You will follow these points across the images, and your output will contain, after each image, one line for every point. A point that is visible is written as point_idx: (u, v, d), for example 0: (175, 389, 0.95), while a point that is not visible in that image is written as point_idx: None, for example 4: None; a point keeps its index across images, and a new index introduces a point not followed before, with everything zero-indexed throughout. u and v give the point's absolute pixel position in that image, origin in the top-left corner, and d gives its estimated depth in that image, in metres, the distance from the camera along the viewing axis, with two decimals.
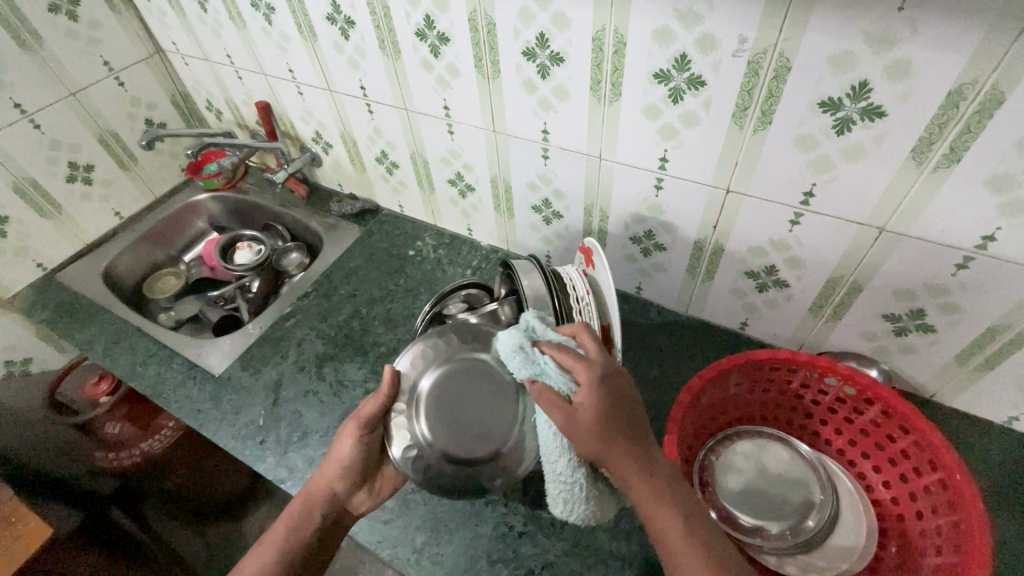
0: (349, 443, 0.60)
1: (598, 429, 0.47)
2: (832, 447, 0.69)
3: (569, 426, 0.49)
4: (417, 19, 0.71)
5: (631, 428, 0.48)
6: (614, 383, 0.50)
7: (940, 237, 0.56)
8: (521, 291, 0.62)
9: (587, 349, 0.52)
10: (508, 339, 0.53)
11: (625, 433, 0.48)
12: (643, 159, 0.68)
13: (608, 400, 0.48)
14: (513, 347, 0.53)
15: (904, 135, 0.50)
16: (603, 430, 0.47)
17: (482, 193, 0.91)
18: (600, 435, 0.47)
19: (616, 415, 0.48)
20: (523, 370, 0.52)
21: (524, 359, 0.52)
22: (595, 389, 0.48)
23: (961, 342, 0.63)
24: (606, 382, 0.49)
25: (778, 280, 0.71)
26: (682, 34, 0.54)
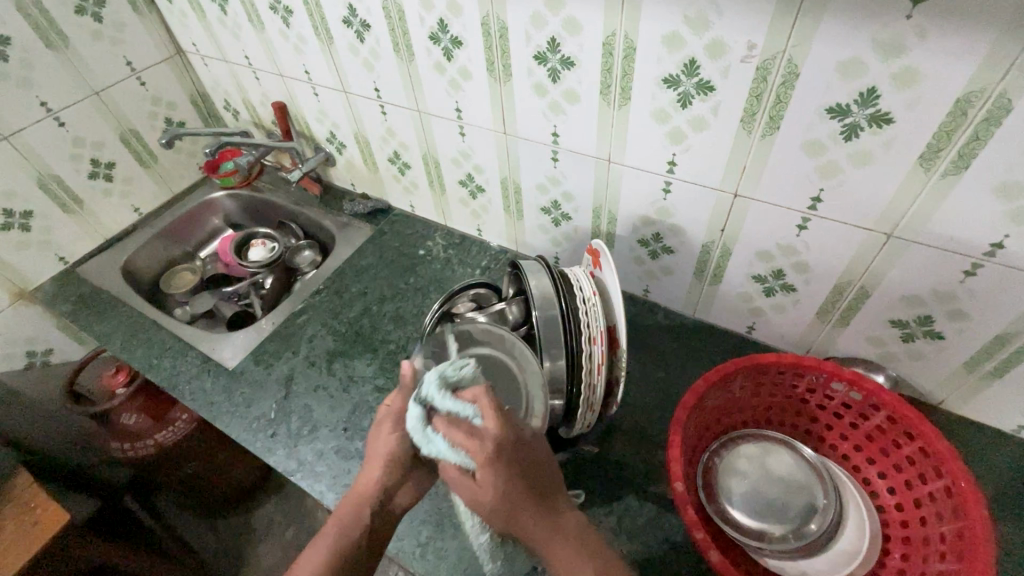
0: (389, 433, 0.58)
1: (502, 499, 0.49)
2: (837, 452, 0.69)
3: (475, 501, 0.50)
4: (430, 23, 0.72)
5: (530, 494, 0.50)
6: (508, 458, 0.49)
7: (948, 243, 0.56)
8: (528, 290, 0.62)
9: (482, 422, 0.50)
10: (412, 416, 0.53)
11: (522, 500, 0.49)
12: (652, 163, 0.69)
13: (503, 469, 0.49)
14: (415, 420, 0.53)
15: (912, 141, 0.51)
16: (501, 505, 0.49)
17: (493, 194, 0.92)
18: (501, 505, 0.49)
19: (508, 483, 0.49)
20: (425, 448, 0.52)
21: (422, 437, 0.52)
22: (492, 468, 0.49)
23: (969, 349, 0.63)
24: (497, 461, 0.49)
25: (786, 285, 0.72)
26: (691, 40, 0.55)
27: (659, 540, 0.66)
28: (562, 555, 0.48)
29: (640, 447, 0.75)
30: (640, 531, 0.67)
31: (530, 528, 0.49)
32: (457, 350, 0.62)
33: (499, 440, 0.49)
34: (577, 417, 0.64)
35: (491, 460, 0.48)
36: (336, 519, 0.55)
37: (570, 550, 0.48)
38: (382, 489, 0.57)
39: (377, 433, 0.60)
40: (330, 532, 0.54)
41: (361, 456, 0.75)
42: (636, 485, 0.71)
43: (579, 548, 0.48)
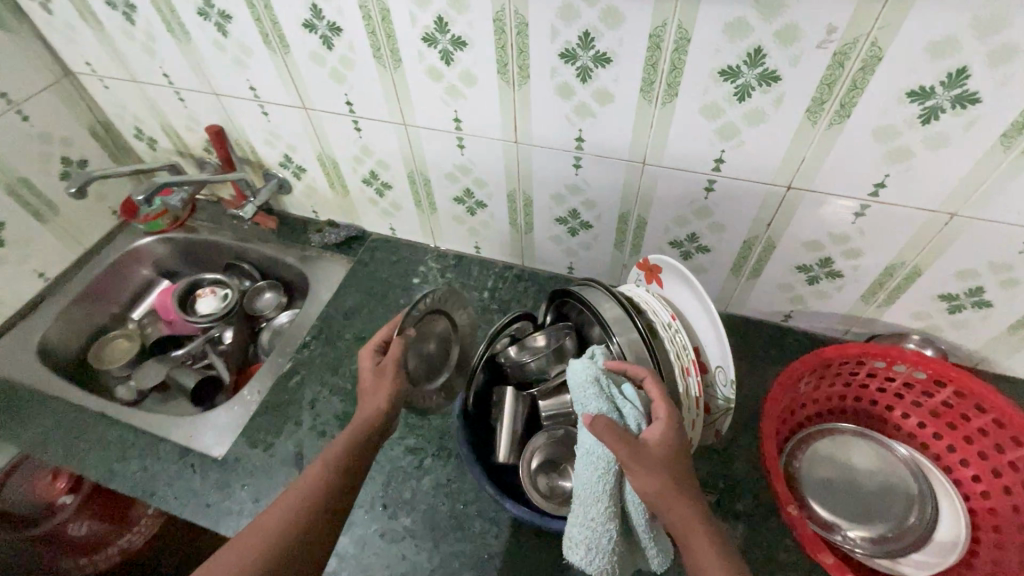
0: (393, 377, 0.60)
1: (665, 473, 0.47)
2: (902, 431, 0.68)
3: (636, 447, 0.48)
4: (425, 22, 0.61)
5: (682, 477, 0.48)
6: (680, 439, 0.50)
7: (1015, 217, 0.55)
8: (602, 320, 0.58)
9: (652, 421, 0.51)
10: (583, 364, 0.54)
11: (686, 485, 0.48)
12: (695, 162, 0.63)
13: (675, 445, 0.49)
14: (580, 391, 0.53)
15: (996, 120, 0.49)
16: (658, 489, 0.47)
17: (496, 209, 0.82)
18: (662, 488, 0.47)
19: (669, 458, 0.48)
20: (596, 401, 0.52)
21: (598, 386, 0.52)
22: (671, 431, 0.49)
23: (1016, 314, 0.64)
24: (675, 437, 0.49)
25: (832, 272, 0.70)
26: (759, 26, 0.49)
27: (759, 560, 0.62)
28: (692, 524, 0.46)
29: None
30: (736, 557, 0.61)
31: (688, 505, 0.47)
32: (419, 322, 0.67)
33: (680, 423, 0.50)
34: None
35: (674, 430, 0.49)
36: (340, 444, 0.56)
37: (701, 524, 0.46)
38: (388, 418, 0.59)
39: (376, 376, 0.60)
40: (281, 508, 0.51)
41: (413, 534, 0.65)
42: None
43: (690, 526, 0.46)
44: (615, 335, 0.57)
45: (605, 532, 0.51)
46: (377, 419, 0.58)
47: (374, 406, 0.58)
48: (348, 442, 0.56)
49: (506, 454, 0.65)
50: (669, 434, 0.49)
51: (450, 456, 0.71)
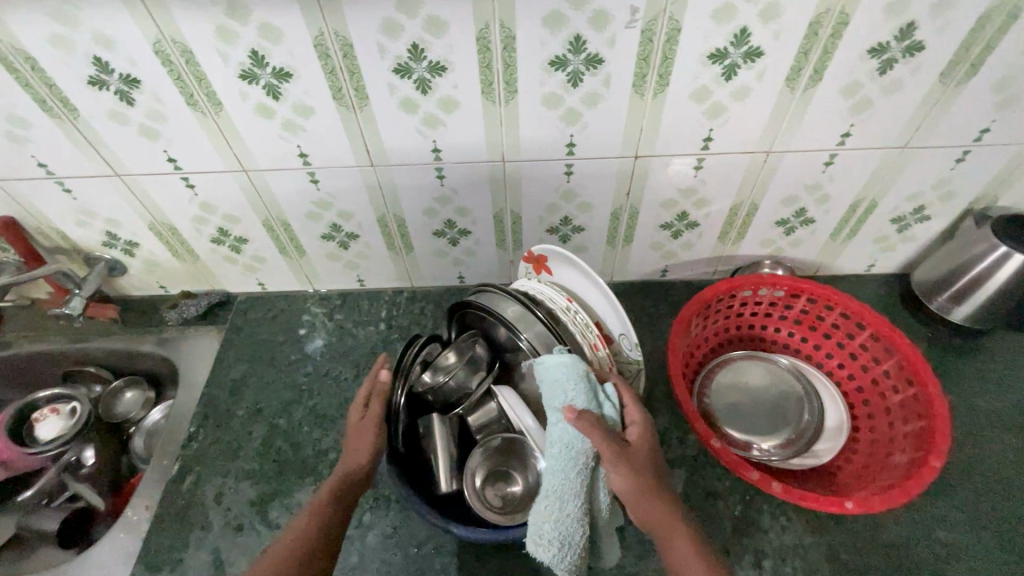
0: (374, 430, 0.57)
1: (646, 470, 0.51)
2: (779, 344, 0.78)
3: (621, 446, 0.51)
4: (238, 59, 0.56)
5: (656, 474, 0.52)
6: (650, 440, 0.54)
7: (812, 144, 0.65)
8: (507, 321, 0.59)
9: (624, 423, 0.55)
10: (564, 362, 0.53)
11: (660, 482, 0.52)
12: (550, 151, 0.66)
13: (649, 445, 0.53)
14: (558, 386, 0.53)
15: (779, 67, 0.57)
16: (640, 486, 0.50)
17: (370, 237, 0.78)
18: (645, 484, 0.50)
19: (645, 458, 0.52)
20: (584, 402, 0.53)
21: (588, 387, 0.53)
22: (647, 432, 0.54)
23: (833, 222, 0.77)
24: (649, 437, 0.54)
25: (690, 224, 0.77)
26: (573, 15, 0.52)
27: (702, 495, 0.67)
28: (668, 516, 0.50)
29: None
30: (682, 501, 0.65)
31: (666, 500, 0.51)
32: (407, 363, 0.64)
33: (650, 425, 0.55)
34: None
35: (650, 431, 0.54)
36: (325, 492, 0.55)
37: (675, 514, 0.51)
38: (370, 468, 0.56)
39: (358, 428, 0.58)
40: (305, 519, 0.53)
41: None
42: None
43: (666, 518, 0.50)
44: (524, 333, 0.58)
45: (574, 525, 0.51)
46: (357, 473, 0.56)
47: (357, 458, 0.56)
48: (352, 472, 0.56)
49: (447, 483, 0.62)
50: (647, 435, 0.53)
51: (389, 502, 0.67)
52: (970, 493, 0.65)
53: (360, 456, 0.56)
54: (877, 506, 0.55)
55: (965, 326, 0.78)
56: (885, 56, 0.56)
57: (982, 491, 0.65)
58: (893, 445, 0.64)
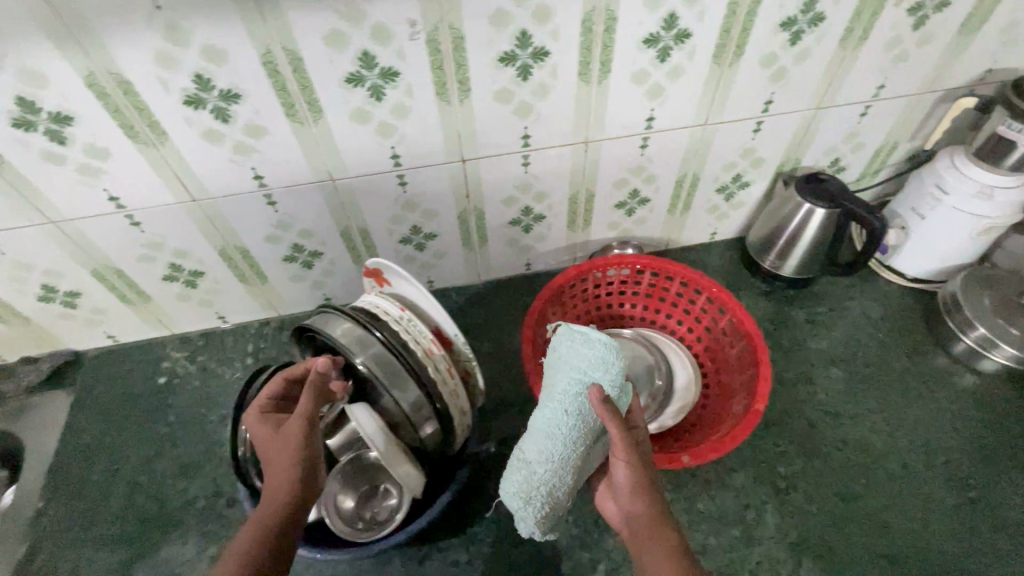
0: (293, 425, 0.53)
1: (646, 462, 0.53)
2: (636, 318, 0.82)
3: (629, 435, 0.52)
4: (5, 108, 0.52)
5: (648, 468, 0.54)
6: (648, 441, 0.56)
7: (623, 130, 0.70)
8: (340, 346, 0.55)
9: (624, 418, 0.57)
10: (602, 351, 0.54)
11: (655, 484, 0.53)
12: (376, 164, 0.66)
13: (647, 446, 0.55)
14: (587, 362, 0.53)
15: (568, 63, 0.60)
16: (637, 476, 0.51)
17: (216, 272, 0.76)
18: (644, 472, 0.51)
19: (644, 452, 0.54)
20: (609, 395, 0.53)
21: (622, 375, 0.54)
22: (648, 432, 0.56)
23: (666, 198, 0.82)
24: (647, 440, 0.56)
25: (536, 217, 0.80)
26: (353, 32, 0.53)
27: None
28: (660, 513, 0.50)
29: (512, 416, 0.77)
30: None
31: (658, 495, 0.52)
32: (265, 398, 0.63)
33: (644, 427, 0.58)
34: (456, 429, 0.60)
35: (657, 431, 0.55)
36: (275, 476, 0.50)
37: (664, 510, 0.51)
38: (301, 470, 0.50)
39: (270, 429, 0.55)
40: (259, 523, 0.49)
41: None
42: None
43: (656, 516, 0.50)
44: (358, 357, 0.55)
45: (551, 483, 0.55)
46: (293, 468, 0.50)
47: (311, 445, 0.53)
48: (281, 476, 0.50)
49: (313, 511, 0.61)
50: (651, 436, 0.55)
51: None
52: (804, 425, 0.72)
53: (286, 452, 0.51)
54: (710, 454, 0.61)
55: (796, 278, 0.85)
56: (660, 44, 0.61)
57: (814, 422, 0.72)
58: (733, 396, 0.71)
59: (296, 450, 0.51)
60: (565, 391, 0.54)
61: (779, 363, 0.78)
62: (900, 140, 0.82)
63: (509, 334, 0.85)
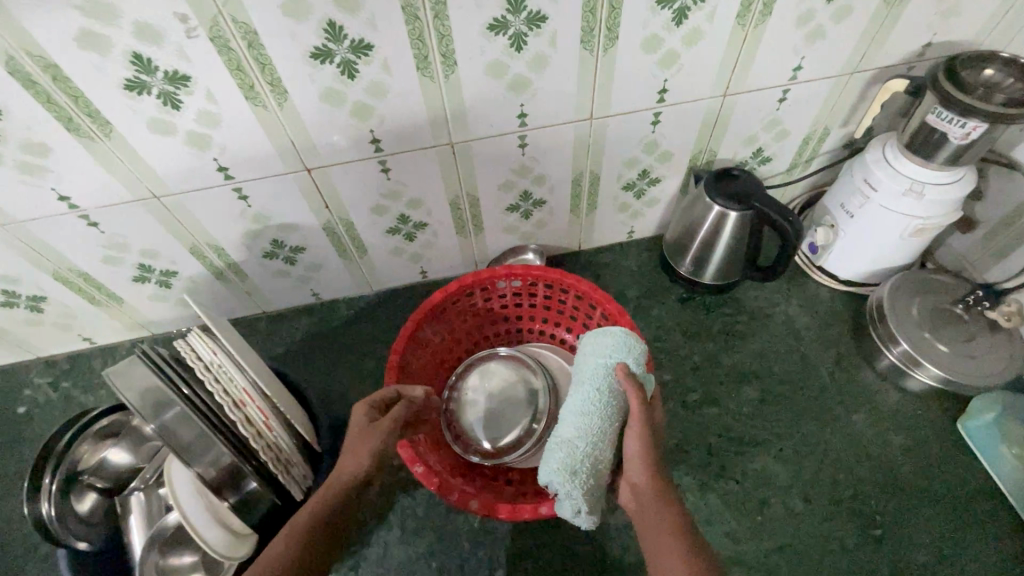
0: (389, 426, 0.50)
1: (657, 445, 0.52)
2: (534, 332, 0.76)
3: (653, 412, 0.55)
4: None
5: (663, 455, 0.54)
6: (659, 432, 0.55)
7: (492, 129, 0.61)
8: (126, 405, 0.44)
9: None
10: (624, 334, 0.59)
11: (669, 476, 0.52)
12: (202, 178, 0.58)
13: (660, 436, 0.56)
14: (609, 347, 0.57)
15: (400, 57, 0.51)
16: (653, 453, 0.52)
17: (59, 296, 0.69)
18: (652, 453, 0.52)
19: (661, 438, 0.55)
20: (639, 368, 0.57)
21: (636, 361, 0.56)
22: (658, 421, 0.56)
23: (565, 199, 0.73)
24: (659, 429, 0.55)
25: (417, 224, 0.72)
26: (111, 33, 0.44)
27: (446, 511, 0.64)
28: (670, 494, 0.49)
29: None
30: (421, 523, 0.63)
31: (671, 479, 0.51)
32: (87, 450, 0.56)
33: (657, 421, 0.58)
34: (289, 485, 0.52)
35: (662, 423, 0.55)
36: (335, 481, 0.47)
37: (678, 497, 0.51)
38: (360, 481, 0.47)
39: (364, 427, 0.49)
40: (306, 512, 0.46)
41: None
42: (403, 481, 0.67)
43: (668, 495, 0.49)
44: (149, 420, 0.44)
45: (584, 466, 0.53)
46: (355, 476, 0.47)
47: (361, 451, 0.48)
48: (347, 477, 0.47)
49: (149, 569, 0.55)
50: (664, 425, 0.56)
51: None
52: (701, 454, 0.65)
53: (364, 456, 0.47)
54: None
55: (721, 285, 0.77)
56: (510, 31, 0.51)
57: (714, 452, 0.66)
58: None
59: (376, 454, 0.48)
60: (595, 375, 0.55)
61: (685, 382, 0.71)
62: (831, 126, 0.72)
63: None
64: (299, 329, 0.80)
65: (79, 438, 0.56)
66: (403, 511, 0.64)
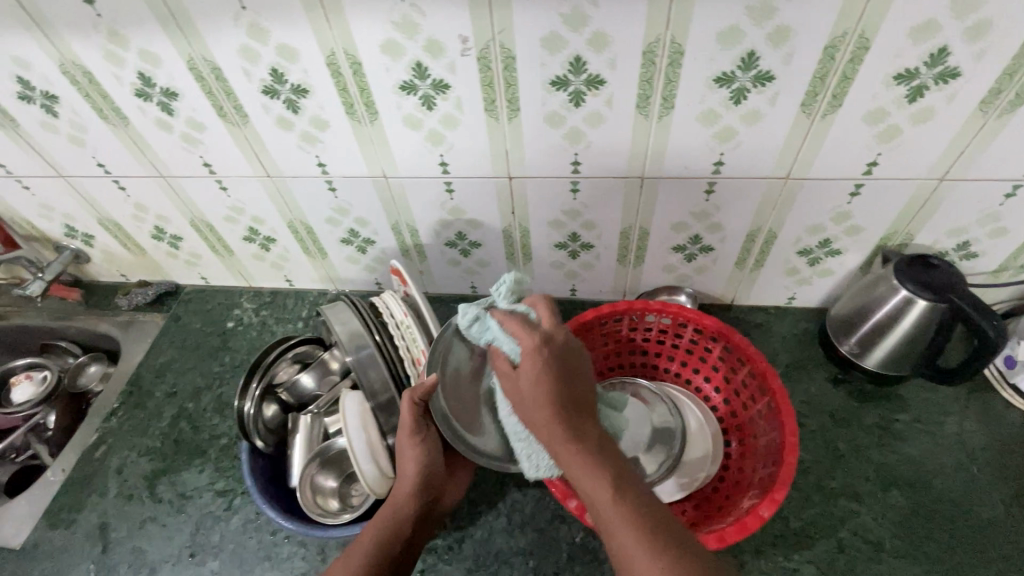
0: (419, 444, 0.57)
1: (536, 396, 0.51)
2: (670, 372, 0.77)
3: (516, 390, 0.53)
4: (130, 79, 0.62)
5: (582, 407, 0.51)
6: (545, 382, 0.51)
7: (686, 171, 0.64)
8: (336, 338, 0.57)
9: (514, 332, 0.55)
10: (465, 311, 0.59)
11: (568, 412, 0.50)
12: (425, 169, 0.68)
13: (551, 358, 0.52)
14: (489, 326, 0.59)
15: (625, 96, 0.57)
16: (537, 408, 0.51)
17: (285, 241, 0.84)
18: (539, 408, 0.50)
19: (553, 403, 0.50)
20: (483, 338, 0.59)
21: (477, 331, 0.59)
22: (548, 373, 0.51)
23: (734, 250, 0.74)
24: (549, 378, 0.51)
25: (584, 244, 0.77)
26: (407, 44, 0.55)
27: (550, 517, 0.66)
28: (571, 453, 0.48)
29: None
30: (527, 520, 0.66)
31: (563, 439, 0.49)
32: (285, 371, 0.69)
33: (550, 339, 0.54)
34: None
35: (547, 372, 0.51)
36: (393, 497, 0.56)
37: (598, 454, 0.48)
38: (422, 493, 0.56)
39: (410, 445, 0.57)
40: (374, 530, 0.54)
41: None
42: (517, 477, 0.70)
43: (572, 441, 0.49)
44: (348, 355, 0.57)
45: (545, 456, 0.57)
46: (411, 492, 0.56)
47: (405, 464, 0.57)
48: (406, 492, 0.56)
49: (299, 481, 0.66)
50: (540, 377, 0.50)
51: None
52: (830, 549, 0.61)
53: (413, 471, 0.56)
54: None
55: (887, 376, 0.71)
56: (733, 85, 0.54)
57: (846, 550, 0.61)
58: (746, 491, 0.62)
59: (422, 463, 0.57)
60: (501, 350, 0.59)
61: (825, 467, 0.67)
62: None
63: None
64: (453, 314, 0.88)
65: (284, 359, 0.69)
66: (513, 503, 0.67)
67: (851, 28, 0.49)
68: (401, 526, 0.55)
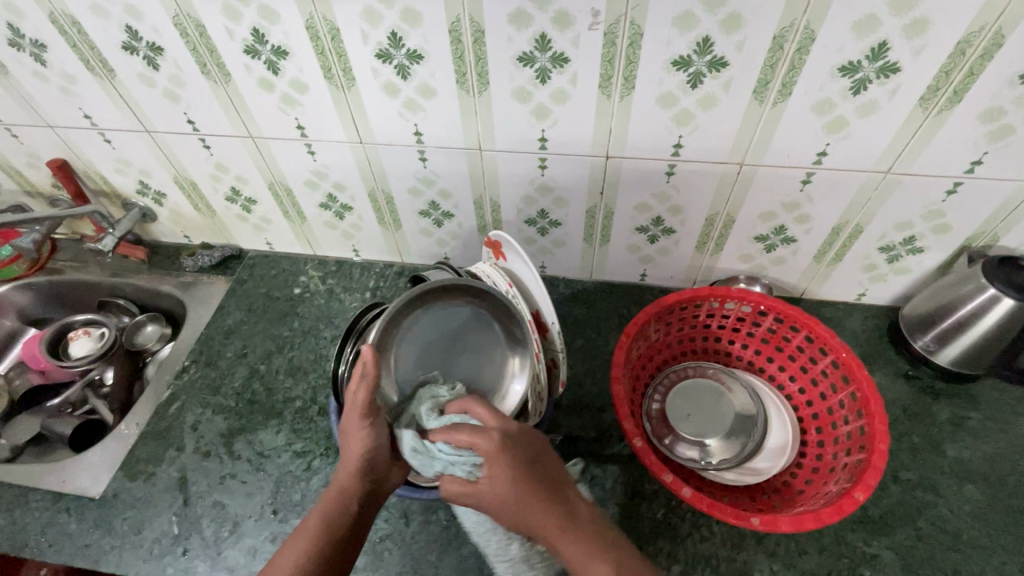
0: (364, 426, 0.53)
1: (513, 502, 0.49)
2: (743, 360, 0.78)
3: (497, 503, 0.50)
4: (243, 35, 0.62)
5: (553, 478, 0.51)
6: (513, 487, 0.49)
7: (788, 160, 0.64)
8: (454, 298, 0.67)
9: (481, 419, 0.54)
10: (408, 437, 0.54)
11: (560, 508, 0.49)
12: (523, 143, 0.69)
13: (496, 474, 0.49)
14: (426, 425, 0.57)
15: (744, 81, 0.57)
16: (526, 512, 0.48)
17: (362, 210, 0.84)
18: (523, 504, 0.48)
19: (543, 491, 0.50)
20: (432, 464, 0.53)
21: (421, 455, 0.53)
22: (509, 476, 0.49)
23: (816, 243, 0.74)
24: (508, 482, 0.49)
25: (666, 229, 0.77)
26: (537, 15, 0.55)
27: (630, 493, 0.67)
28: (576, 554, 0.47)
29: (585, 418, 0.75)
30: (609, 495, 0.67)
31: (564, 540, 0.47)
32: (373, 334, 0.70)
33: (491, 447, 0.51)
34: (529, 408, 0.67)
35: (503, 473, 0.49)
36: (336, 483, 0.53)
37: (599, 540, 0.47)
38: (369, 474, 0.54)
39: (351, 431, 0.54)
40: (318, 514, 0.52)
41: None
42: (595, 453, 0.71)
43: (574, 544, 0.47)
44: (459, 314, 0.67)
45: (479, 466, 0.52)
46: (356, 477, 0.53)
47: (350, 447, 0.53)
48: (351, 477, 0.53)
49: None
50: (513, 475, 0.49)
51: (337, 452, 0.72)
52: (908, 538, 0.62)
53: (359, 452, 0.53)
54: (786, 526, 0.55)
55: (960, 374, 0.73)
56: (857, 75, 0.55)
57: (924, 539, 0.62)
58: (831, 477, 0.64)
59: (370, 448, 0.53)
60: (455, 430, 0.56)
61: (901, 459, 0.68)
62: None
63: (605, 338, 0.84)
64: None
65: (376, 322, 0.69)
66: (593, 478, 0.69)
67: (988, 24, 0.49)
68: (347, 503, 0.53)
